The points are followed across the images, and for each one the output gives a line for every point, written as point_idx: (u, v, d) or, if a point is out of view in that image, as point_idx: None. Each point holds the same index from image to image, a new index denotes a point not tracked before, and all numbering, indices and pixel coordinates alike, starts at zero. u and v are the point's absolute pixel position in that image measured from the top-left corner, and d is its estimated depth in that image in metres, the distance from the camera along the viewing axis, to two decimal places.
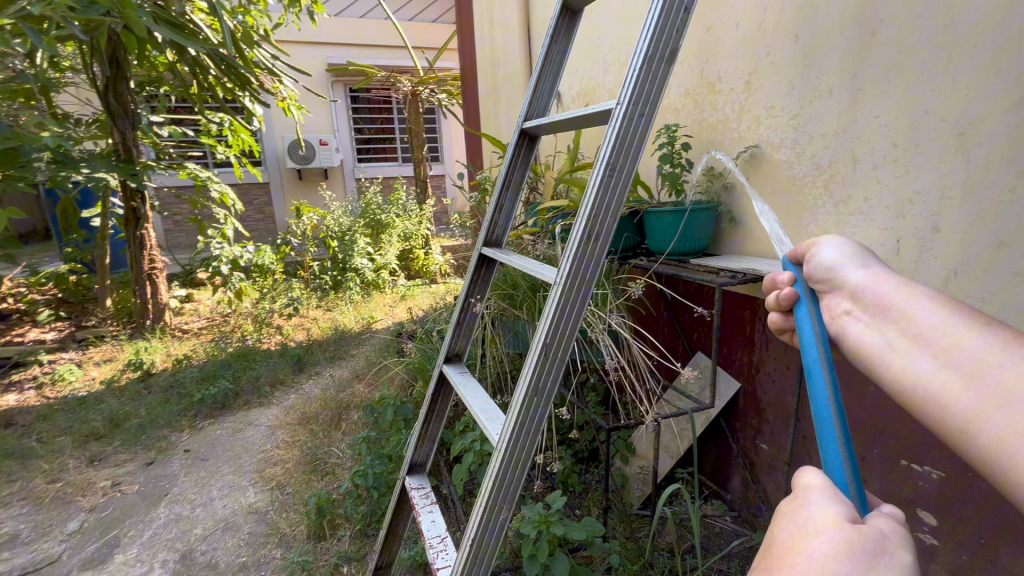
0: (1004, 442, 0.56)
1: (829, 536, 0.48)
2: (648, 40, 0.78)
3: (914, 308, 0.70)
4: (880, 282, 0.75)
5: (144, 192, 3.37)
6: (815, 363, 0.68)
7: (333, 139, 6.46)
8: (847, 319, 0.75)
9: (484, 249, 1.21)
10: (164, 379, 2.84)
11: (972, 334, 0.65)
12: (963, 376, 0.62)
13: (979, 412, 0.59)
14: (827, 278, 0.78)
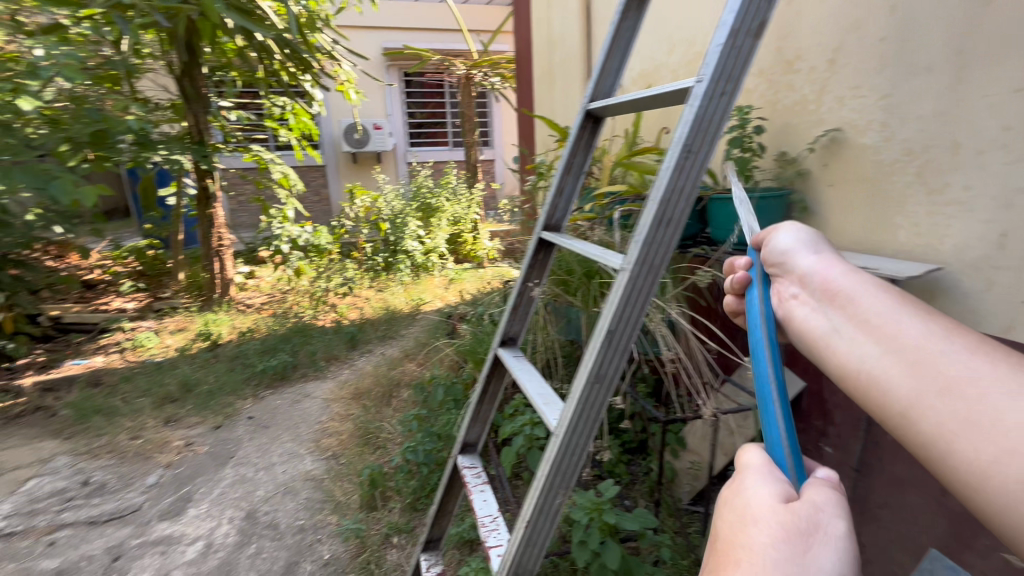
0: (948, 429, 0.54)
1: (769, 525, 0.49)
2: (735, 10, 0.72)
3: (860, 291, 0.69)
4: (830, 267, 0.74)
5: (214, 172, 3.56)
6: (758, 347, 0.71)
7: (387, 124, 6.59)
8: (796, 302, 0.74)
9: (543, 233, 1.19)
10: (230, 349, 3.03)
11: (913, 320, 0.63)
12: (904, 362, 0.61)
13: (917, 397, 0.58)
14: (781, 264, 0.77)
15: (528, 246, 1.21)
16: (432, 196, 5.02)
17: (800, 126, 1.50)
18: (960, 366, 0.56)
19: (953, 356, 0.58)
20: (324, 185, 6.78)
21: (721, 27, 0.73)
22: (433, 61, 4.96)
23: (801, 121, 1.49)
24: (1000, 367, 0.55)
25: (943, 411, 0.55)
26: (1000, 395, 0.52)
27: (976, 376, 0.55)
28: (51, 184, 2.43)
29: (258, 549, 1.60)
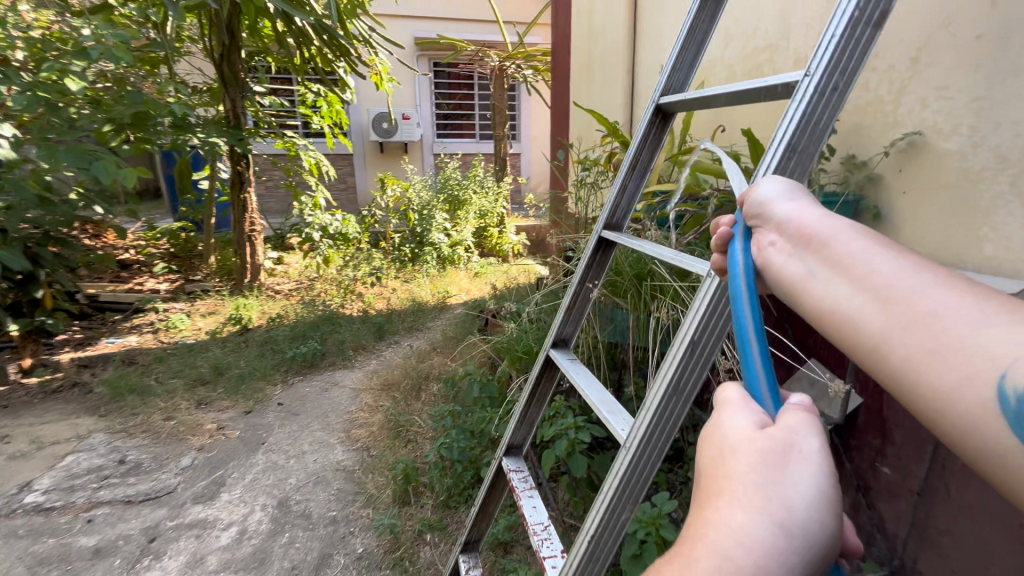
0: (916, 362, 0.46)
1: (746, 453, 0.44)
2: (856, 0, 0.66)
3: (838, 231, 0.58)
4: (805, 206, 0.63)
5: (248, 157, 3.58)
6: (738, 295, 0.63)
7: (415, 114, 6.57)
8: (771, 250, 0.63)
9: (603, 232, 1.14)
10: (260, 334, 3.05)
11: (889, 254, 0.54)
12: (876, 297, 0.52)
13: (888, 333, 0.49)
14: (759, 214, 0.66)
15: (587, 245, 1.16)
16: (460, 188, 4.99)
17: (874, 128, 1.42)
18: (939, 299, 0.47)
19: (929, 289, 0.49)
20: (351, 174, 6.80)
21: (837, 17, 0.67)
22: (468, 51, 4.91)
23: (877, 123, 1.41)
24: (981, 297, 0.46)
25: (914, 346, 0.47)
26: (978, 325, 0.44)
27: (953, 307, 0.46)
28: (94, 165, 2.45)
29: (292, 538, 1.60)
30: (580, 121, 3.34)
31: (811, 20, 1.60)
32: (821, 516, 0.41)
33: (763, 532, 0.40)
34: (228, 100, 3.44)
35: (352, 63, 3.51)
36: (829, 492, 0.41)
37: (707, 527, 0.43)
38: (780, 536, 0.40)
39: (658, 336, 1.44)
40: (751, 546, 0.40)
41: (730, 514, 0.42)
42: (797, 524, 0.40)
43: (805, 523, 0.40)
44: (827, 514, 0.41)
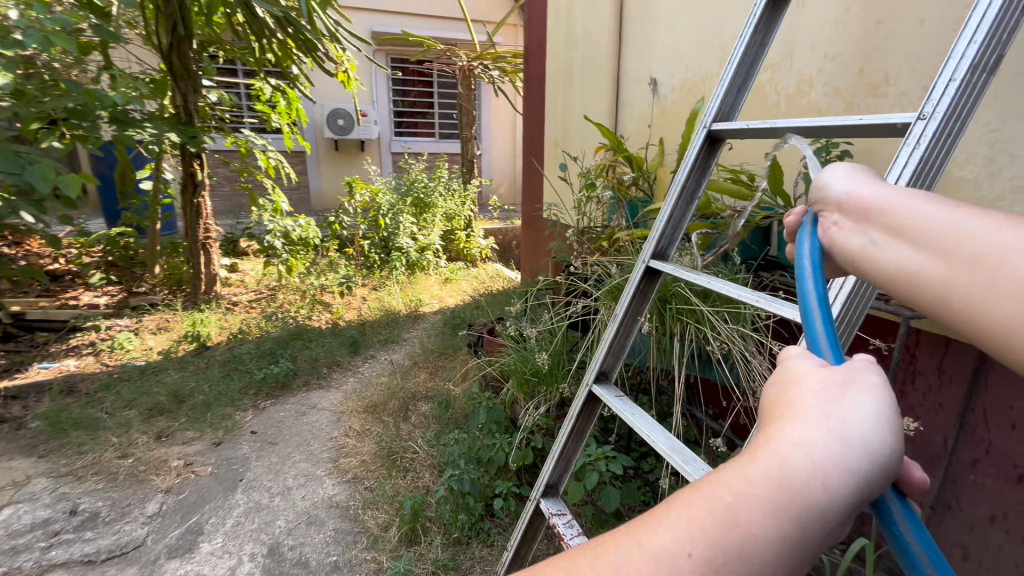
0: (983, 302, 0.49)
1: (810, 382, 0.49)
2: (980, 44, 0.63)
3: (896, 196, 0.57)
4: (857, 177, 0.61)
5: (201, 157, 3.26)
6: (801, 266, 0.61)
7: (373, 111, 6.30)
8: (831, 228, 0.61)
9: (651, 261, 1.10)
10: (222, 353, 2.78)
11: (937, 206, 0.55)
12: (937, 252, 0.52)
13: (952, 281, 0.51)
14: (813, 196, 0.64)
15: (632, 275, 1.13)
16: (426, 190, 4.81)
17: (882, 155, 1.40)
18: (993, 240, 0.50)
19: (985, 233, 0.51)
20: (305, 172, 6.43)
21: (955, 60, 0.65)
22: (435, 48, 4.72)
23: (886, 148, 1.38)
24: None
25: (978, 287, 0.49)
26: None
27: (1010, 245, 0.49)
28: (25, 169, 2.13)
29: None
30: (558, 125, 3.21)
31: (817, 42, 1.62)
32: (882, 437, 0.44)
33: (827, 439, 0.43)
34: (177, 94, 3.11)
35: (318, 60, 3.28)
36: (889, 418, 0.45)
37: (768, 439, 0.47)
38: (841, 446, 0.43)
39: (683, 359, 1.43)
40: (813, 451, 0.43)
41: (793, 428, 0.46)
42: (857, 436, 0.43)
43: (864, 441, 0.43)
44: (888, 437, 0.44)
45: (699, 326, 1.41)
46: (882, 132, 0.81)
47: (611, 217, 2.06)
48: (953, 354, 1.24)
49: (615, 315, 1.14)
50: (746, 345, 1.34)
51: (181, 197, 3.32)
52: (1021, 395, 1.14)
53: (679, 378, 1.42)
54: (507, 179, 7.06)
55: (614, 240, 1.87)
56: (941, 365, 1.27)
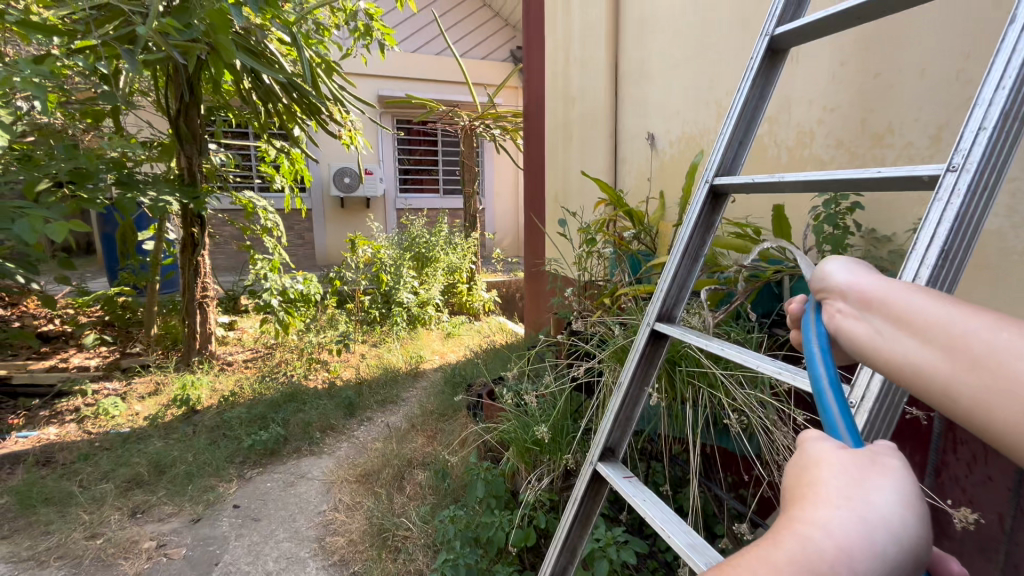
0: (987, 402, 0.47)
1: (829, 463, 0.49)
2: (1009, 90, 0.58)
3: (896, 287, 0.57)
4: (855, 266, 0.61)
5: (202, 218, 3.27)
6: (811, 352, 0.62)
7: (378, 170, 6.45)
8: (836, 315, 0.60)
9: (656, 323, 1.02)
10: (210, 418, 2.65)
11: (935, 299, 0.54)
12: (938, 346, 0.51)
13: (956, 379, 0.49)
14: (817, 285, 0.64)
15: (636, 339, 1.04)
16: (428, 245, 4.81)
17: (894, 204, 1.33)
18: (990, 338, 0.48)
19: (983, 330, 0.49)
20: (310, 229, 6.52)
21: (983, 107, 0.59)
22: (439, 110, 4.87)
23: (899, 200, 1.32)
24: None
25: (981, 388, 0.47)
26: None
27: (1010, 346, 0.47)
28: (14, 223, 2.08)
29: None
30: (558, 181, 3.22)
31: (814, 95, 1.60)
32: (905, 518, 0.44)
33: (849, 522, 0.43)
34: (182, 156, 3.15)
35: (322, 122, 3.36)
36: (912, 501, 0.45)
37: (790, 520, 0.47)
38: (864, 528, 0.43)
39: (697, 427, 1.31)
40: (834, 533, 0.43)
41: (814, 510, 0.46)
42: (881, 520, 0.44)
43: (887, 520, 0.44)
44: (911, 521, 0.44)
45: (712, 391, 1.30)
46: (906, 187, 0.74)
47: (613, 272, 1.99)
48: None
49: (619, 383, 1.04)
50: (765, 413, 1.23)
51: (181, 256, 3.31)
52: None
53: (694, 448, 1.30)
54: (509, 232, 7.13)
55: (617, 297, 1.78)
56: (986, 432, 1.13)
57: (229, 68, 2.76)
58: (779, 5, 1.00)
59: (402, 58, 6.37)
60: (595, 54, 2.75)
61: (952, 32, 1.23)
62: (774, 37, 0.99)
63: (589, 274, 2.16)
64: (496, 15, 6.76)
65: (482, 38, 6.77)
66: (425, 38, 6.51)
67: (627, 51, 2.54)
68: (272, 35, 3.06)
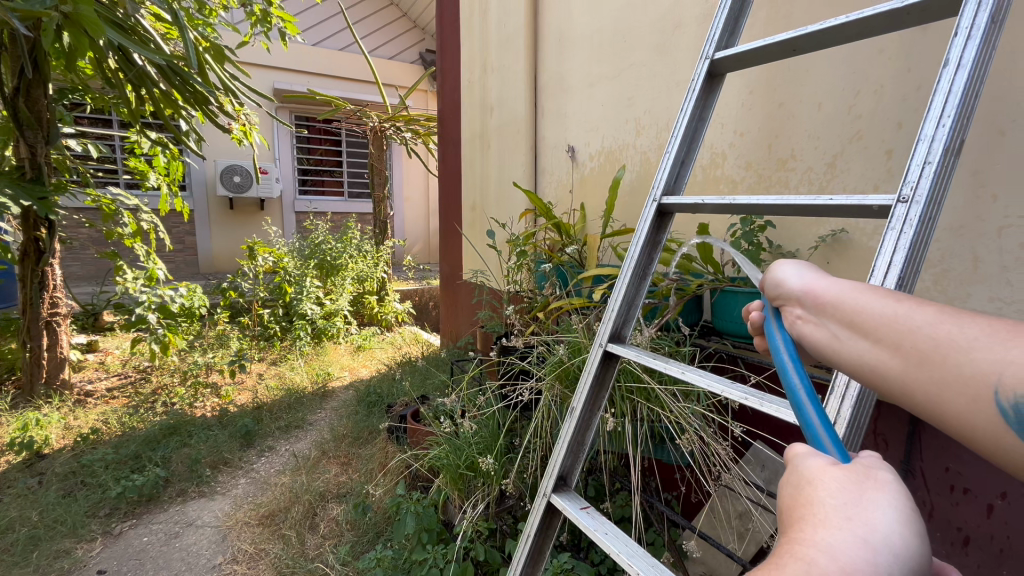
0: (938, 396, 0.50)
1: (827, 480, 0.44)
2: (949, 130, 0.65)
3: (847, 289, 0.59)
4: (807, 271, 0.63)
5: (51, 220, 2.70)
6: (783, 365, 0.60)
7: (274, 168, 5.91)
8: (796, 321, 0.62)
9: (609, 345, 1.00)
10: (63, 463, 2.20)
11: (885, 300, 0.56)
12: (890, 346, 0.53)
13: (908, 376, 0.52)
14: (771, 291, 0.66)
15: (588, 361, 1.01)
16: (334, 252, 4.45)
17: (799, 223, 1.44)
18: (932, 332, 0.51)
19: (927, 326, 0.52)
20: (192, 233, 5.77)
21: (926, 142, 0.67)
22: (346, 109, 4.56)
23: (803, 219, 1.43)
24: (963, 324, 0.50)
25: (930, 382, 0.50)
26: (974, 350, 0.48)
27: (951, 340, 0.50)
28: None
29: None
30: (476, 189, 3.15)
31: (727, 120, 1.70)
32: (906, 539, 0.39)
33: (852, 544, 0.39)
34: (21, 144, 2.58)
35: (209, 113, 2.94)
36: (912, 518, 0.41)
37: (791, 545, 0.41)
38: (866, 551, 0.38)
39: (637, 443, 1.31)
40: (838, 556, 0.38)
41: (814, 533, 0.41)
42: (883, 541, 0.39)
43: (888, 540, 0.39)
44: (913, 542, 0.40)
45: (650, 406, 1.31)
46: (855, 213, 0.77)
47: (541, 285, 1.97)
48: (884, 417, 1.19)
49: (571, 410, 1.01)
50: (701, 426, 1.25)
51: (19, 265, 2.71)
52: (954, 455, 1.07)
53: (635, 463, 1.30)
54: (420, 238, 6.91)
55: (550, 311, 1.80)
56: (875, 427, 1.22)
57: (89, 44, 2.33)
58: (717, 29, 1.03)
59: (303, 51, 5.94)
60: (514, 63, 2.74)
61: (843, 68, 1.36)
62: (714, 61, 1.02)
63: (517, 287, 2.17)
64: (404, 15, 6.54)
65: (391, 37, 6.52)
66: (328, 31, 6.12)
67: (546, 64, 2.55)
68: (144, 6, 2.63)
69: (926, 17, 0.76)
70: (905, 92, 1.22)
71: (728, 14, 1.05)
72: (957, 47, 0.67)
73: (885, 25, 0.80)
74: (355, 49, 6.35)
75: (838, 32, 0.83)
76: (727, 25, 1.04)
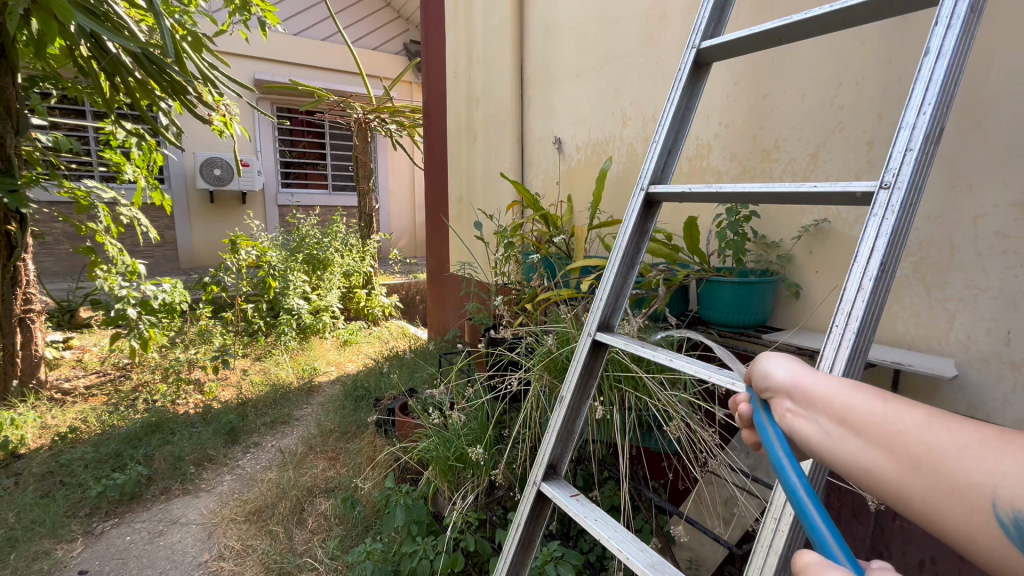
0: (933, 504, 0.42)
1: None
2: (930, 118, 0.66)
3: (836, 384, 0.53)
4: (794, 363, 0.58)
5: (23, 214, 2.61)
6: (778, 462, 0.55)
7: (255, 161, 5.80)
8: (786, 415, 0.56)
9: (598, 334, 1.00)
10: (40, 463, 2.15)
11: (878, 398, 0.50)
12: (881, 448, 0.46)
13: (904, 482, 0.44)
14: (760, 385, 0.60)
15: (577, 350, 1.02)
16: (320, 246, 4.36)
17: (782, 213, 1.46)
18: (924, 436, 0.45)
19: (917, 429, 0.45)
20: (171, 227, 5.65)
21: (908, 130, 0.68)
22: (328, 100, 4.47)
23: (786, 210, 1.45)
24: (955, 426, 0.44)
25: (925, 492, 0.43)
26: (966, 458, 0.42)
27: (944, 443, 0.43)
28: None
29: None
30: (462, 181, 3.13)
31: (712, 111, 1.70)
32: None
33: None
34: None
35: (188, 104, 2.90)
36: None
37: None
38: None
39: (626, 431, 1.33)
40: None
41: None
42: None
43: None
44: None
45: (638, 394, 1.32)
46: (839, 201, 0.78)
47: (529, 276, 1.97)
48: None
49: (561, 398, 1.02)
50: (688, 413, 1.27)
51: None
52: None
53: (623, 451, 1.31)
54: (406, 232, 6.86)
55: (539, 302, 1.80)
56: None
57: (60, 29, 2.24)
58: (703, 20, 1.04)
59: (284, 41, 5.81)
60: (500, 54, 2.72)
61: (826, 60, 1.37)
62: (700, 51, 1.03)
63: (505, 279, 2.17)
64: (388, 5, 6.44)
65: (374, 28, 6.41)
66: (310, 20, 6.00)
67: (532, 56, 2.53)
68: None
69: (904, 10, 0.77)
70: (885, 87, 1.24)
71: (714, 5, 1.05)
72: (938, 36, 0.69)
73: (867, 15, 0.81)
74: (338, 39, 6.24)
75: (821, 23, 0.84)
76: (713, 16, 1.05)
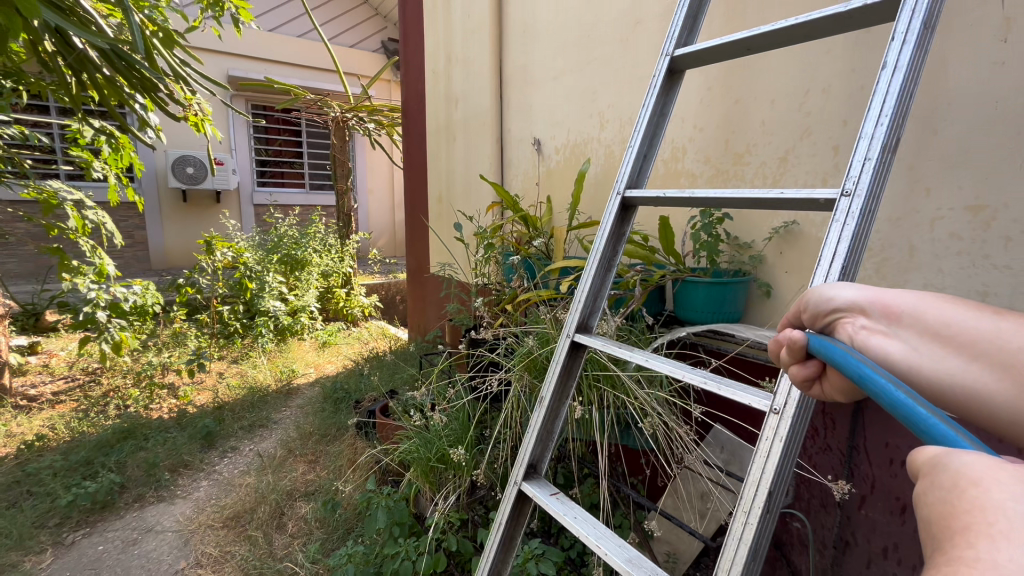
0: None
1: (999, 484, 0.38)
2: (887, 127, 0.70)
3: (914, 301, 0.64)
4: (857, 285, 0.68)
5: None
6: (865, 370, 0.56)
7: (230, 159, 5.67)
8: (863, 330, 0.66)
9: (577, 335, 1.02)
10: (6, 472, 2.08)
11: (976, 315, 0.60)
12: (992, 364, 0.56)
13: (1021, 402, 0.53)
14: (823, 307, 0.70)
15: (557, 351, 1.04)
16: (297, 246, 4.28)
17: (754, 216, 1.50)
18: None
19: None
20: (142, 227, 5.50)
21: (867, 140, 0.72)
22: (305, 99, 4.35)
23: (757, 212, 1.49)
24: None
25: None
26: None
27: None
28: None
29: None
30: (442, 181, 3.13)
31: (687, 115, 1.74)
32: None
33: None
34: None
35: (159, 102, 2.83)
36: None
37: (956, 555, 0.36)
38: None
39: (605, 429, 1.36)
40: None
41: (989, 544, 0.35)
42: None
43: None
44: None
45: (616, 392, 1.36)
46: (804, 207, 0.82)
47: (510, 277, 1.98)
48: None
49: (541, 400, 1.03)
50: (664, 411, 1.31)
51: None
52: (893, 429, 1.08)
53: (602, 449, 1.34)
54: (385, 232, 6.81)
55: (519, 303, 1.82)
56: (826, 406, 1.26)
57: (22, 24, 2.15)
58: (676, 27, 1.07)
59: (258, 36, 5.69)
60: (478, 55, 2.72)
61: (793, 67, 1.42)
62: (674, 58, 1.06)
63: (485, 279, 2.18)
64: (365, 2, 6.34)
65: (351, 25, 6.33)
66: (285, 16, 5.88)
67: (511, 56, 2.55)
68: None
69: (864, 24, 0.81)
70: (848, 95, 1.30)
71: (688, 11, 1.08)
72: (895, 51, 0.72)
73: (831, 28, 0.84)
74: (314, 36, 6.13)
75: (786, 35, 0.88)
76: (687, 23, 1.08)
